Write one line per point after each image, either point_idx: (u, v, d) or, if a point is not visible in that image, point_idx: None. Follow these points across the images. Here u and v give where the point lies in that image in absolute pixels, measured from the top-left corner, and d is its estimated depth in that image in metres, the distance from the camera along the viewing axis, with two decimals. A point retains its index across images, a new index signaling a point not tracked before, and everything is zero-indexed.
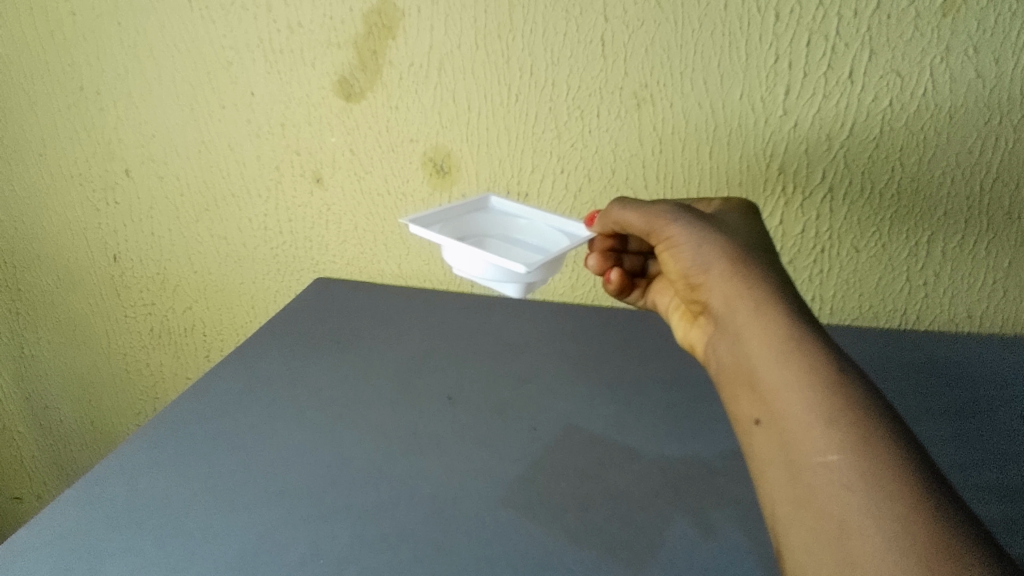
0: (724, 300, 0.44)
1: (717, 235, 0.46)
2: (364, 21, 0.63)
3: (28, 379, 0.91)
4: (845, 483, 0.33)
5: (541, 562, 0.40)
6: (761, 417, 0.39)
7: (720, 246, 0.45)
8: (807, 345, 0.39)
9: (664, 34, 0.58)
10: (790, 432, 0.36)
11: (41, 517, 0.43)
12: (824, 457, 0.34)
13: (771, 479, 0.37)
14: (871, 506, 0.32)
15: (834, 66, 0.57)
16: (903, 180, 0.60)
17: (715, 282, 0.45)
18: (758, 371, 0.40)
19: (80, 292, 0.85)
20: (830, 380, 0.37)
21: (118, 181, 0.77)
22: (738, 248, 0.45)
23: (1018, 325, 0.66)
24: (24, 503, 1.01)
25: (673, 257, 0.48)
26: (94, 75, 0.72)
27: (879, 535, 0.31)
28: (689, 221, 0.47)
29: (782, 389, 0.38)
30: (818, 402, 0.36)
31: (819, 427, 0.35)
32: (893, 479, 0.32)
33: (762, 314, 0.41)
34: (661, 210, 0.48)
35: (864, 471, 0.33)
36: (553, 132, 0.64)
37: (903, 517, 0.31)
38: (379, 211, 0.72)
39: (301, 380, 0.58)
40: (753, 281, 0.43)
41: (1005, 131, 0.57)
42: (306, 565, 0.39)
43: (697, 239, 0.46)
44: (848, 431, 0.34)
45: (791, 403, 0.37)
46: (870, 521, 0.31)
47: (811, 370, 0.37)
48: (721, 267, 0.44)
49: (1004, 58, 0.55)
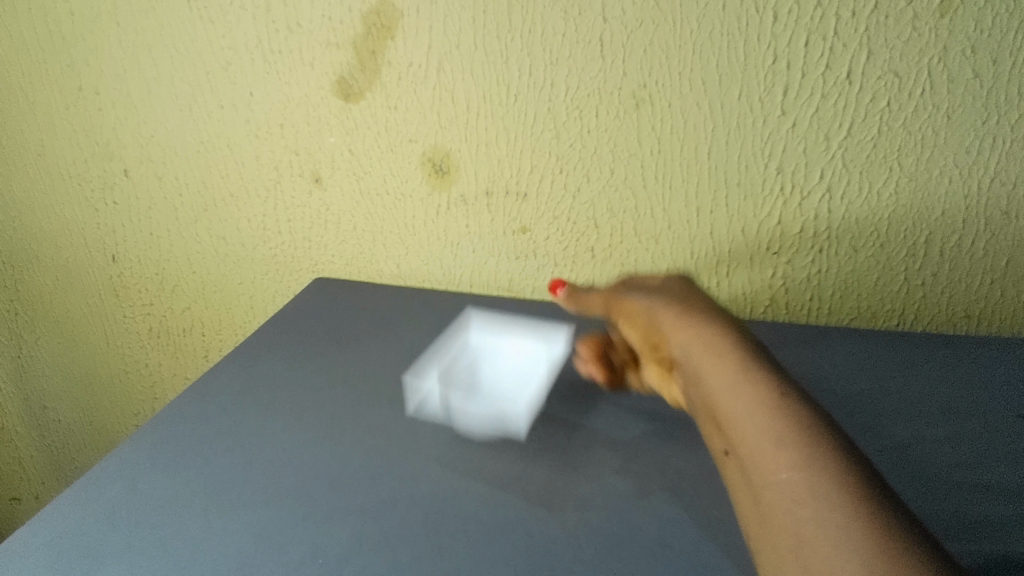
0: (674, 345, 0.46)
1: (659, 296, 0.51)
2: (364, 21, 0.63)
3: (27, 379, 0.91)
4: (796, 498, 0.33)
5: (539, 560, 0.40)
6: (721, 451, 0.40)
7: (660, 304, 0.50)
8: (759, 373, 0.40)
9: (662, 35, 0.58)
10: (744, 457, 0.37)
11: (40, 517, 0.43)
12: (775, 475, 0.35)
13: (738, 507, 0.37)
14: (819, 517, 0.32)
15: (832, 66, 0.57)
16: (901, 179, 0.60)
17: (661, 331, 0.48)
18: (711, 407, 0.41)
19: (78, 293, 0.85)
20: (773, 405, 0.38)
21: (117, 181, 0.77)
22: (692, 305, 0.48)
23: (1017, 324, 0.66)
24: (23, 504, 1.01)
25: (630, 324, 0.53)
26: (94, 75, 0.71)
27: (824, 542, 0.31)
28: (636, 291, 0.53)
29: (731, 416, 0.39)
30: (764, 425, 0.37)
31: (769, 448, 0.36)
32: (839, 492, 0.32)
33: (708, 350, 0.43)
34: (614, 291, 0.56)
35: (812, 485, 0.33)
36: (552, 132, 0.64)
37: (847, 525, 0.31)
38: (378, 211, 0.72)
39: (302, 381, 0.58)
40: (698, 324, 0.45)
41: (1003, 131, 0.57)
42: (306, 566, 0.39)
43: (642, 303, 0.52)
44: (794, 449, 0.35)
45: (740, 429, 0.38)
46: (819, 531, 0.31)
47: (754, 396, 0.38)
48: (662, 320, 0.48)
49: (1003, 59, 0.55)
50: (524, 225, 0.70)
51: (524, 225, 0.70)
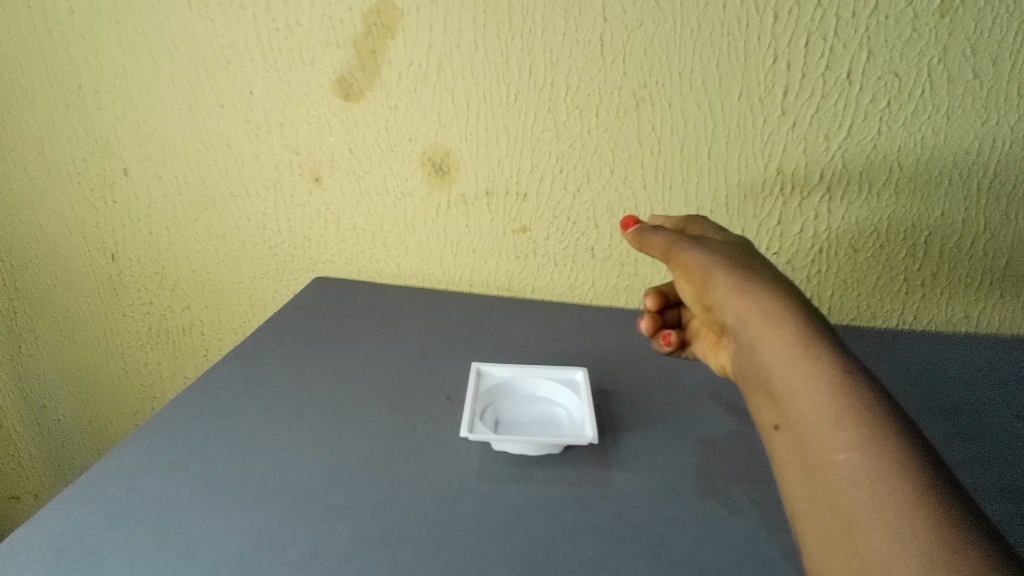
0: (738, 316, 0.46)
1: (728, 260, 0.49)
2: (364, 21, 0.63)
3: (25, 378, 0.91)
4: (855, 481, 0.34)
5: (541, 560, 0.39)
6: (778, 423, 0.41)
7: (728, 269, 0.48)
8: (822, 351, 0.40)
9: (663, 34, 0.58)
10: (806, 434, 0.38)
11: (39, 516, 0.42)
12: (833, 456, 0.36)
13: (790, 479, 0.39)
14: (877, 502, 0.33)
15: (832, 67, 0.57)
16: (901, 180, 0.61)
17: (726, 300, 0.47)
18: (773, 382, 0.42)
19: (78, 291, 0.85)
20: (840, 385, 0.38)
21: (116, 180, 0.77)
22: (753, 271, 0.47)
23: (1014, 325, 0.66)
24: (21, 503, 1.00)
25: (688, 282, 0.51)
26: (93, 74, 0.71)
27: (881, 528, 0.32)
28: (702, 249, 0.50)
29: (795, 394, 0.40)
30: (829, 406, 0.38)
31: (829, 429, 0.37)
32: (897, 476, 0.33)
33: (774, 327, 0.43)
34: (678, 239, 0.51)
35: (872, 469, 0.34)
36: (552, 132, 0.64)
37: (905, 512, 0.32)
38: (377, 210, 0.72)
39: (302, 380, 0.58)
40: (764, 298, 0.45)
41: (1002, 132, 0.58)
42: (306, 565, 0.39)
43: (708, 265, 0.49)
44: (857, 431, 0.36)
45: (803, 407, 0.39)
46: (875, 516, 0.33)
47: (820, 376, 0.39)
48: (730, 286, 0.47)
49: (1002, 60, 0.55)
50: (523, 225, 0.70)
51: (524, 224, 0.70)
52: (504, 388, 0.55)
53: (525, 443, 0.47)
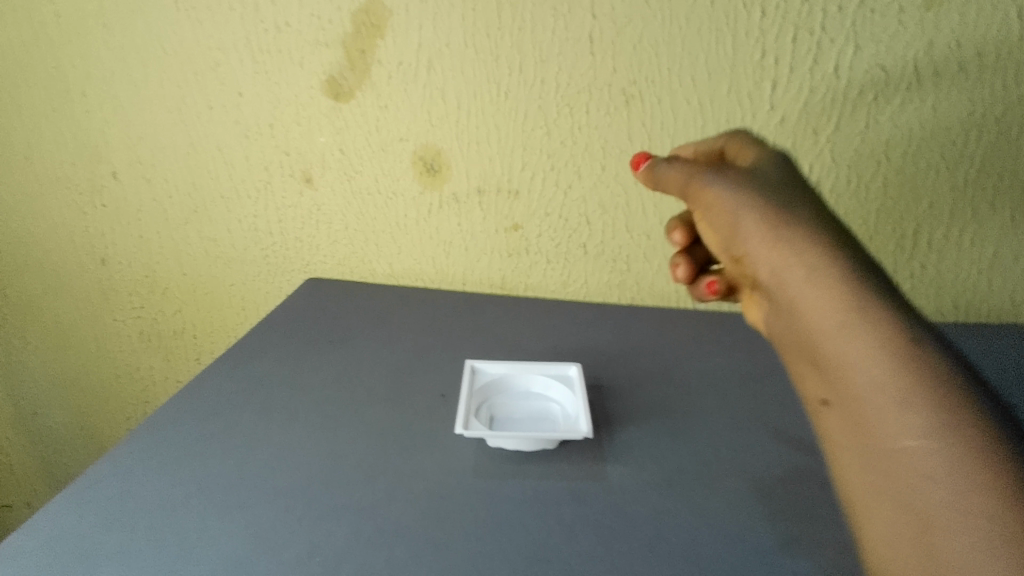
0: (773, 271, 0.40)
1: (758, 200, 0.42)
2: (352, 20, 0.63)
3: (16, 385, 0.90)
4: (928, 473, 0.31)
5: (537, 555, 0.40)
6: (829, 396, 0.37)
7: (758, 211, 0.42)
8: (878, 311, 0.35)
9: (651, 31, 0.59)
10: (866, 413, 0.34)
11: (32, 521, 0.42)
12: (901, 442, 0.33)
13: (849, 459, 0.36)
14: (956, 495, 0.30)
15: (819, 61, 0.58)
16: (889, 172, 0.61)
17: (759, 253, 0.41)
18: (821, 350, 0.37)
19: (68, 297, 0.84)
20: (906, 356, 0.34)
21: (105, 184, 0.76)
22: (790, 211, 0.41)
23: (1001, 316, 0.67)
24: (14, 511, 1.00)
25: (717, 229, 0.45)
26: (80, 77, 0.71)
27: (960, 527, 0.30)
28: (729, 189, 0.44)
29: (850, 366, 0.35)
30: (892, 382, 0.33)
31: (895, 410, 0.33)
32: (976, 465, 0.30)
33: (818, 280, 0.37)
34: (701, 184, 0.45)
35: (948, 459, 0.31)
36: (543, 129, 0.65)
37: (991, 511, 0.29)
38: (369, 211, 0.72)
39: (296, 381, 0.57)
40: (805, 245, 0.39)
41: (988, 123, 0.59)
42: (302, 564, 0.39)
43: (738, 208, 0.43)
44: (927, 413, 0.32)
45: (863, 383, 0.35)
46: (957, 516, 0.30)
47: (882, 345, 0.34)
48: (764, 235, 0.41)
49: (986, 52, 0.56)
50: (516, 223, 0.70)
51: (516, 222, 0.70)
52: (497, 386, 0.55)
53: (520, 439, 0.47)
